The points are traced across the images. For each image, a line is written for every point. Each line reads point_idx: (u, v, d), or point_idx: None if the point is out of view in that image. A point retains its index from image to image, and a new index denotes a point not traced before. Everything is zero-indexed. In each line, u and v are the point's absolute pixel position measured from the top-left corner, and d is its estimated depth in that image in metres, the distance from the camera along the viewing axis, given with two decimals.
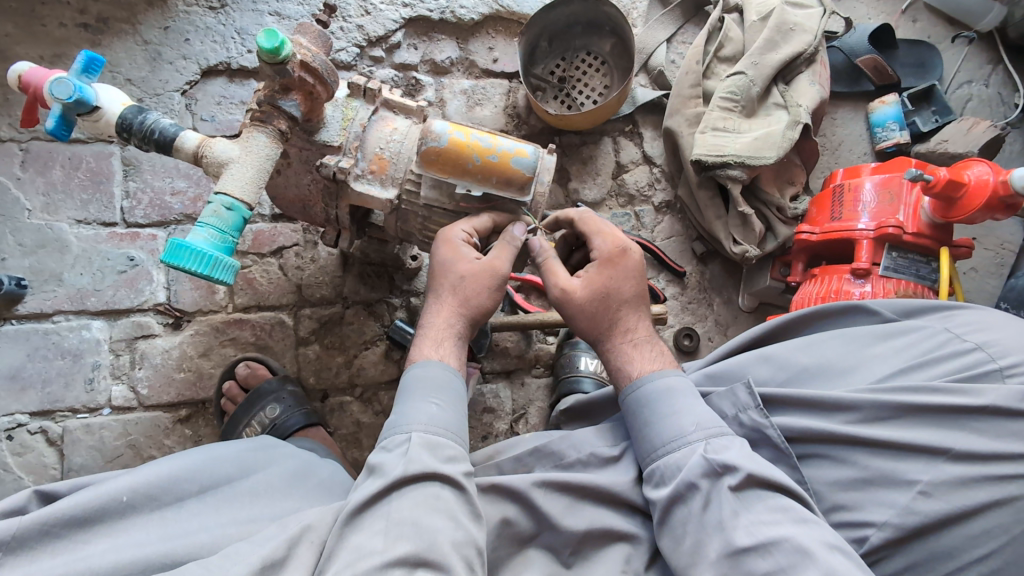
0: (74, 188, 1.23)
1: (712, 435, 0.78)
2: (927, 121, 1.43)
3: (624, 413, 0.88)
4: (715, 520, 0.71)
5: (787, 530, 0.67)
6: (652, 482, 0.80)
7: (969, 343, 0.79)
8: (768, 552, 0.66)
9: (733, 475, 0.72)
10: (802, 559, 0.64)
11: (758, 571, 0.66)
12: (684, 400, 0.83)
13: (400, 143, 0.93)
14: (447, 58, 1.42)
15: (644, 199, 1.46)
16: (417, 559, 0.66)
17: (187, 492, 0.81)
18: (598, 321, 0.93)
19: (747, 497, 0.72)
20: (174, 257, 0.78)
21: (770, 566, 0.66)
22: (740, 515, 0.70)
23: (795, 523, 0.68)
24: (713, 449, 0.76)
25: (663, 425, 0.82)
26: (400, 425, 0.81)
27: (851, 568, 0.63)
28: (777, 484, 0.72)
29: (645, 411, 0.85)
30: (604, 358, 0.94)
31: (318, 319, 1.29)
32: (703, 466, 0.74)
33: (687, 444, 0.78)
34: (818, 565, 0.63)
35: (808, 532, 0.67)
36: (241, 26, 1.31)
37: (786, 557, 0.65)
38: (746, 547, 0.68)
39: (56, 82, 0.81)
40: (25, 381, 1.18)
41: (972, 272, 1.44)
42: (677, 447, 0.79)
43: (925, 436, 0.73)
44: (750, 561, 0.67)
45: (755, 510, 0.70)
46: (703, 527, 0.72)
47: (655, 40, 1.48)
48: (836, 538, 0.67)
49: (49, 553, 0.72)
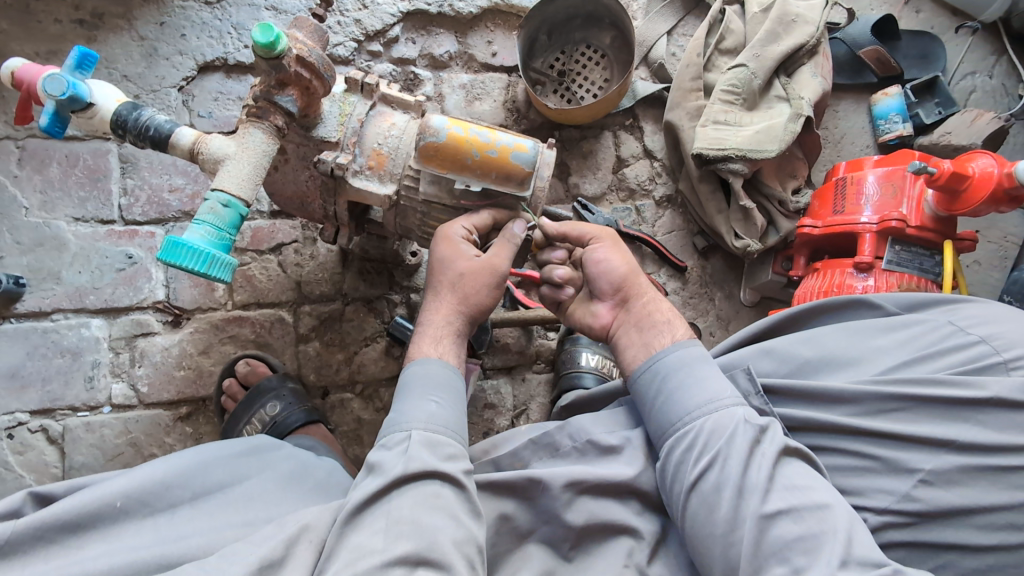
0: (71, 186, 1.23)
1: (744, 403, 0.78)
2: (931, 113, 1.41)
3: (651, 377, 0.85)
4: (755, 482, 0.70)
5: (820, 498, 0.68)
6: (681, 444, 0.77)
7: (973, 335, 0.78)
8: (799, 517, 0.67)
9: (772, 441, 0.73)
10: (833, 527, 0.65)
11: (791, 536, 0.66)
12: (712, 369, 0.83)
13: (397, 138, 0.92)
14: (446, 52, 1.41)
15: (645, 193, 1.45)
16: (417, 558, 0.66)
17: (180, 497, 0.81)
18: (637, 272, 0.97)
19: (780, 463, 0.72)
20: (171, 255, 0.78)
21: (804, 531, 0.66)
22: (775, 479, 0.70)
23: (824, 492, 0.70)
24: (752, 413, 0.76)
25: (699, 387, 0.80)
26: (398, 423, 0.80)
27: (868, 544, 0.65)
28: (802, 452, 0.74)
29: (677, 375, 0.83)
30: (637, 309, 0.94)
31: (318, 316, 1.28)
32: (747, 426, 0.74)
33: (726, 405, 0.77)
34: (847, 533, 0.65)
35: (835, 500, 0.69)
36: (238, 22, 1.30)
37: (818, 523, 0.66)
38: (776, 511, 0.68)
39: (49, 78, 0.80)
40: (24, 379, 1.17)
41: (975, 265, 1.44)
42: (715, 408, 0.77)
43: (928, 428, 0.73)
44: (784, 526, 0.67)
45: (789, 476, 0.71)
46: (741, 490, 0.70)
47: (655, 33, 1.46)
48: (850, 511, 0.69)
49: (42, 558, 0.72)
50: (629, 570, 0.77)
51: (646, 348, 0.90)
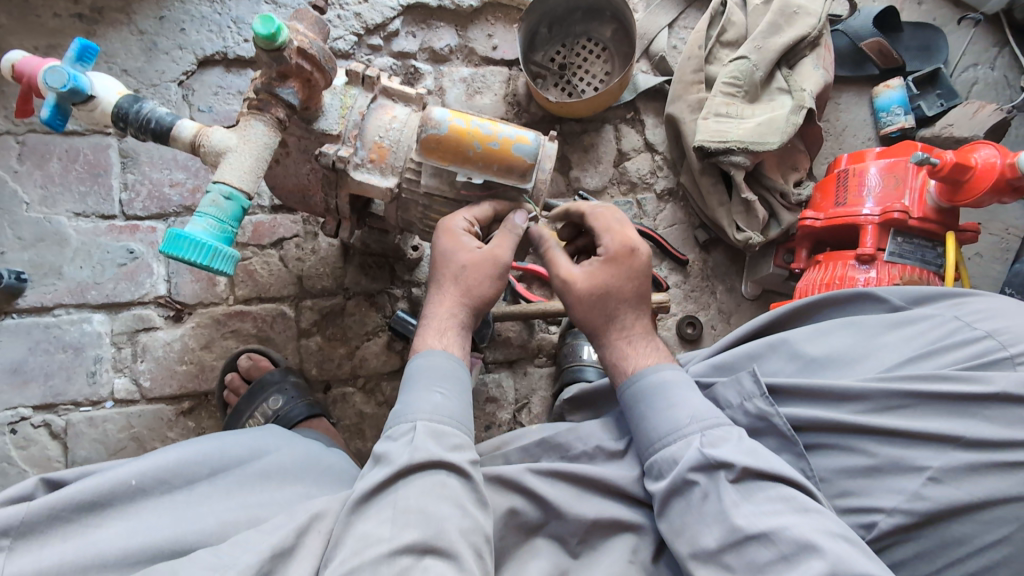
0: (72, 181, 1.23)
1: (710, 425, 0.77)
2: (933, 105, 1.41)
3: (622, 408, 0.88)
4: (714, 512, 0.71)
5: (789, 521, 0.67)
6: (651, 474, 0.80)
7: (978, 330, 0.78)
8: (769, 542, 0.66)
9: (730, 467, 0.72)
10: (802, 550, 0.64)
11: (760, 562, 0.66)
12: (682, 392, 0.82)
13: (399, 130, 0.92)
14: (446, 46, 1.40)
15: (646, 186, 1.44)
16: (424, 547, 0.66)
17: (197, 475, 0.81)
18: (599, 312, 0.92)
19: (746, 487, 0.71)
20: (174, 248, 0.77)
21: (772, 557, 0.65)
22: (740, 505, 0.70)
23: (796, 513, 0.68)
24: (708, 442, 0.75)
25: (659, 418, 0.81)
26: (405, 414, 0.80)
27: (856, 559, 0.62)
28: (778, 474, 0.71)
29: (640, 405, 0.84)
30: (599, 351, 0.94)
31: (320, 311, 1.28)
32: (699, 458, 0.74)
33: (683, 437, 0.78)
34: (820, 554, 0.63)
35: (811, 521, 0.66)
36: (237, 16, 1.30)
37: (788, 547, 0.65)
38: (746, 538, 0.67)
39: (50, 71, 0.80)
40: (27, 374, 1.17)
41: (977, 258, 1.43)
42: (674, 440, 0.78)
43: (934, 424, 0.72)
44: (752, 552, 0.67)
45: (756, 501, 0.70)
46: (704, 518, 0.71)
47: (656, 26, 1.46)
48: (840, 528, 0.67)
49: (60, 537, 0.72)
50: (635, 565, 0.77)
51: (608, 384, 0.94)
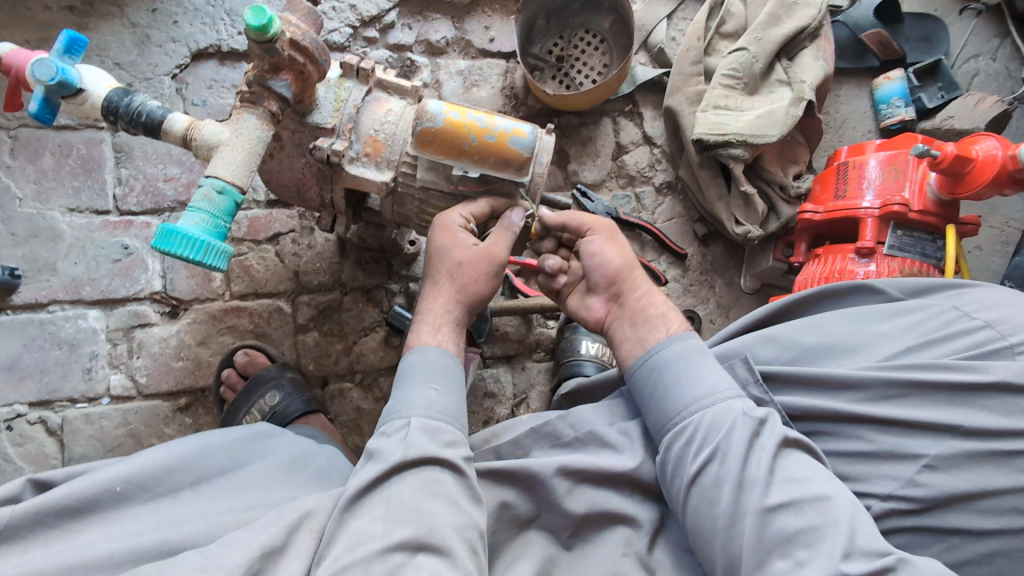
0: (65, 176, 1.21)
1: (742, 395, 0.77)
2: (933, 98, 1.41)
3: (647, 371, 0.84)
4: (754, 476, 0.69)
5: (820, 489, 0.67)
6: (681, 439, 0.76)
7: (978, 320, 0.78)
8: (800, 511, 0.66)
9: (772, 433, 0.72)
10: (835, 517, 0.65)
11: (791, 530, 0.65)
12: (710, 360, 0.82)
13: (394, 124, 0.91)
14: (443, 39, 1.39)
15: (644, 180, 1.43)
16: (417, 544, 0.66)
17: (181, 482, 0.80)
18: (633, 266, 0.96)
19: (782, 455, 0.71)
20: (165, 243, 0.77)
21: (806, 523, 0.65)
22: (777, 472, 0.69)
23: (826, 484, 0.68)
24: (751, 406, 0.75)
25: (696, 382, 0.79)
26: (397, 411, 0.80)
27: (871, 531, 0.65)
28: (802, 443, 0.73)
29: (671, 370, 0.82)
30: (633, 304, 0.93)
31: (317, 306, 1.27)
32: (742, 421, 0.73)
33: (723, 399, 0.76)
34: (850, 522, 0.64)
35: (837, 491, 0.67)
36: (230, 8, 1.28)
37: (818, 515, 0.65)
38: (777, 505, 0.66)
39: (37, 63, 0.79)
40: (22, 371, 1.17)
41: (977, 250, 1.43)
42: (712, 403, 0.76)
43: (933, 413, 0.72)
44: (783, 519, 0.66)
45: (790, 467, 0.70)
46: (742, 483, 0.69)
47: (655, 17, 1.45)
48: (856, 503, 0.68)
49: (42, 543, 0.72)
50: (628, 559, 0.77)
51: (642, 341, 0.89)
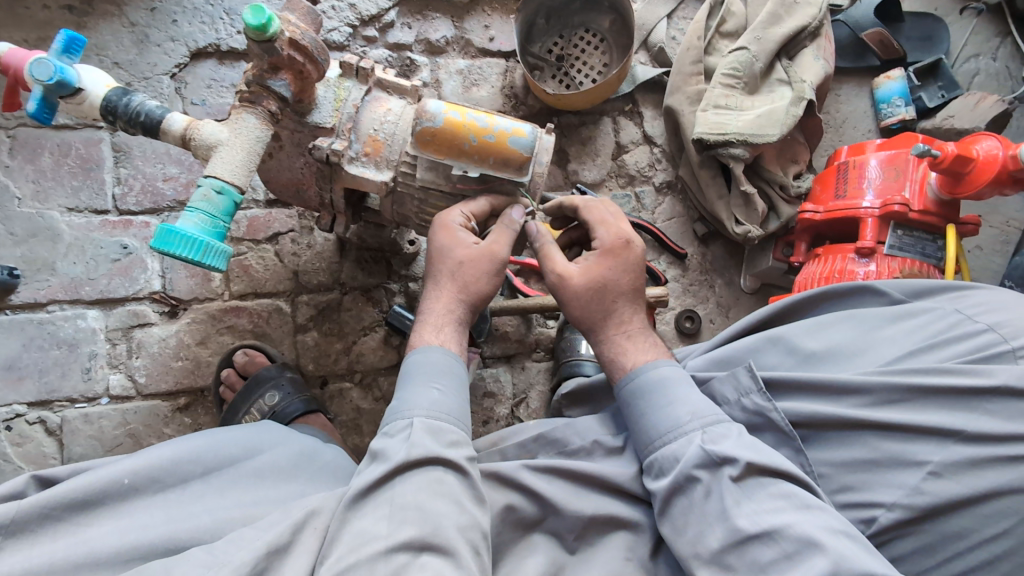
0: (64, 175, 1.21)
1: (708, 423, 0.76)
2: (934, 96, 1.40)
3: (622, 402, 0.86)
4: (716, 511, 0.70)
5: (790, 519, 0.66)
6: (652, 472, 0.79)
7: (980, 323, 0.77)
8: (772, 541, 0.66)
9: (732, 465, 0.71)
10: (810, 546, 0.63)
11: (763, 560, 0.65)
12: (682, 389, 0.81)
13: (394, 124, 0.90)
14: (442, 38, 1.39)
15: (644, 179, 1.43)
16: (421, 544, 0.66)
17: (192, 472, 0.80)
18: (597, 311, 0.91)
19: (746, 486, 0.70)
20: (164, 243, 0.76)
21: (775, 555, 0.65)
22: (741, 504, 0.69)
23: (798, 511, 0.67)
24: (709, 438, 0.74)
25: (660, 415, 0.80)
26: (400, 411, 0.80)
27: (859, 555, 0.62)
28: (782, 469, 0.70)
29: (642, 400, 0.83)
30: (596, 349, 0.92)
31: (316, 306, 1.27)
32: (701, 456, 0.73)
33: (683, 434, 0.77)
34: (829, 549, 0.62)
35: (814, 518, 0.66)
36: (229, 7, 1.28)
37: (793, 544, 0.64)
38: (748, 537, 0.67)
39: (36, 62, 0.79)
40: (21, 371, 1.16)
41: (977, 250, 1.42)
42: (675, 437, 0.77)
43: (936, 418, 0.72)
44: (754, 551, 0.66)
45: (757, 498, 0.69)
46: (706, 516, 0.71)
47: (655, 16, 1.44)
48: (841, 523, 0.66)
49: (50, 536, 0.71)
50: (631, 563, 0.77)
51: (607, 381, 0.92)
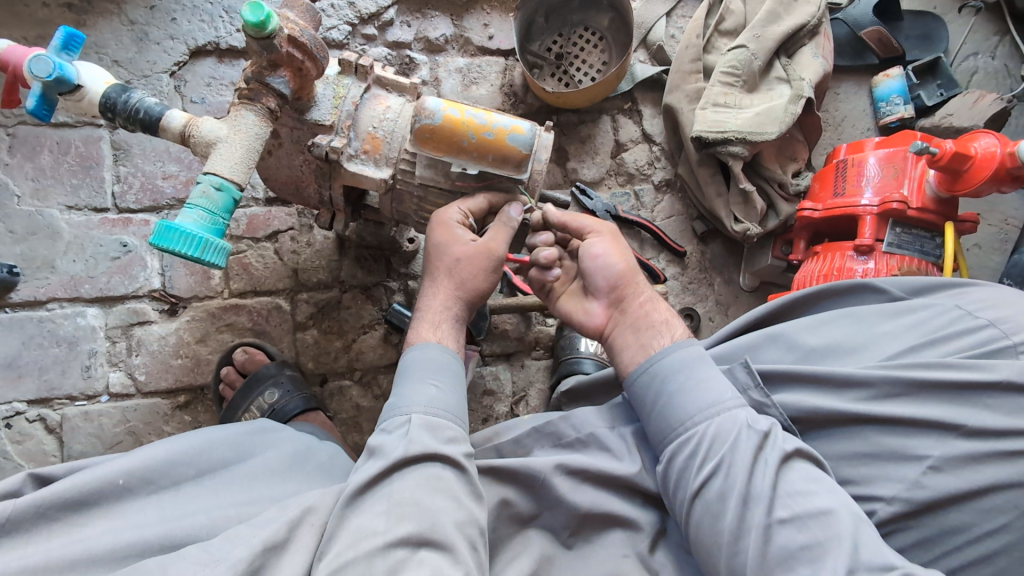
0: (63, 173, 1.21)
1: (747, 404, 0.77)
2: (932, 95, 1.40)
3: (649, 379, 0.83)
4: (760, 490, 0.69)
5: (825, 502, 0.67)
6: (687, 450, 0.75)
7: (981, 319, 0.78)
8: (806, 526, 0.66)
9: (777, 445, 0.72)
10: (838, 533, 0.64)
11: (795, 545, 0.65)
12: (716, 369, 0.81)
13: (393, 121, 0.91)
14: (442, 36, 1.39)
15: (643, 177, 1.43)
16: (419, 539, 0.66)
17: (184, 475, 0.80)
18: (637, 272, 0.95)
19: (786, 467, 0.71)
20: (163, 240, 0.77)
21: (811, 538, 0.65)
22: (781, 485, 0.69)
23: (829, 494, 0.68)
24: (754, 417, 0.75)
25: (698, 392, 0.78)
26: (398, 408, 0.80)
27: (877, 542, 0.64)
28: (805, 453, 0.72)
29: (678, 376, 0.81)
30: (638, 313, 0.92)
31: (316, 303, 1.27)
32: (746, 433, 0.73)
33: (727, 410, 0.76)
34: (853, 538, 0.64)
35: (840, 501, 0.67)
36: (228, 5, 1.28)
37: (823, 530, 0.65)
38: (784, 521, 0.67)
39: (35, 59, 0.79)
40: (21, 369, 1.16)
41: (976, 248, 1.43)
42: (717, 414, 0.76)
43: (935, 411, 0.72)
44: (789, 535, 0.66)
45: (793, 481, 0.69)
46: (745, 496, 0.69)
47: (655, 14, 1.45)
48: (858, 509, 0.68)
49: (45, 536, 0.71)
50: (629, 560, 0.77)
51: (646, 348, 0.88)
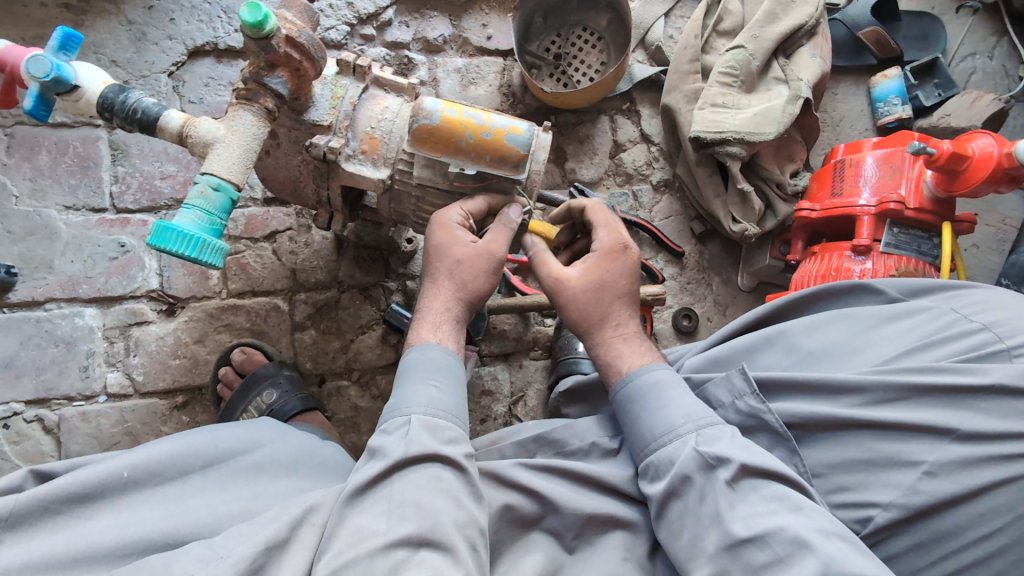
0: (62, 173, 1.21)
1: (702, 425, 0.76)
2: (930, 95, 1.40)
3: (616, 406, 0.86)
4: (711, 514, 0.70)
5: (784, 521, 0.66)
6: (647, 475, 0.79)
7: (976, 323, 0.78)
8: (766, 544, 0.66)
9: (727, 467, 0.71)
10: (798, 550, 0.64)
11: (757, 563, 0.65)
12: (674, 391, 0.82)
13: (390, 121, 0.91)
14: (440, 36, 1.39)
15: (642, 177, 1.43)
16: (420, 539, 0.66)
17: (191, 466, 0.80)
18: (593, 310, 0.91)
19: (742, 488, 0.70)
20: (161, 240, 0.77)
21: (769, 558, 0.65)
22: (737, 507, 0.69)
23: (791, 513, 0.67)
24: (704, 440, 0.74)
25: (653, 418, 0.80)
26: (399, 408, 0.80)
27: (851, 558, 0.62)
28: (770, 471, 0.70)
29: (636, 404, 0.83)
30: (593, 351, 0.92)
31: (314, 304, 1.27)
32: (696, 459, 0.73)
33: (679, 436, 0.77)
34: (817, 553, 0.63)
35: (805, 520, 0.66)
36: (228, 5, 1.28)
37: (784, 548, 0.65)
38: (743, 539, 0.67)
39: (32, 59, 0.79)
40: (18, 370, 1.16)
41: (973, 249, 1.43)
42: (669, 440, 0.77)
43: (932, 416, 0.72)
44: (749, 553, 0.66)
45: (751, 502, 0.69)
46: (700, 520, 0.71)
47: (653, 15, 1.45)
48: (834, 525, 0.66)
49: (49, 529, 0.71)
50: (628, 563, 0.76)
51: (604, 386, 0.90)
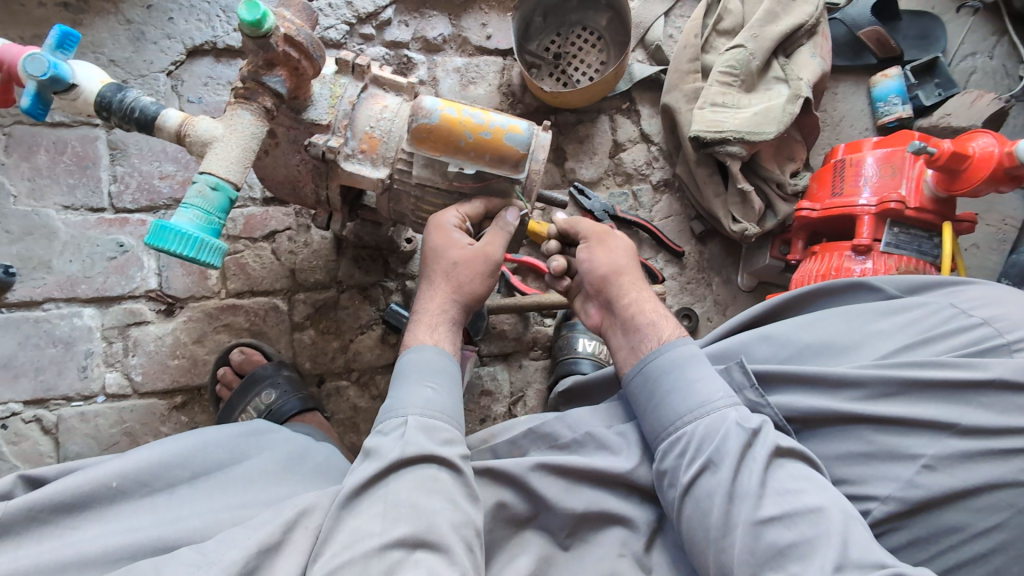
0: (60, 173, 1.21)
1: (737, 405, 0.77)
2: (930, 95, 1.39)
3: (643, 380, 0.84)
4: (745, 488, 0.69)
5: (814, 500, 0.66)
6: (672, 451, 0.76)
7: (975, 318, 0.77)
8: (792, 523, 0.65)
9: (768, 443, 0.71)
10: (826, 530, 0.64)
11: (781, 542, 0.65)
12: (705, 369, 0.81)
13: (390, 120, 0.91)
14: (439, 36, 1.38)
15: (642, 177, 1.43)
16: (415, 541, 0.66)
17: (180, 477, 0.80)
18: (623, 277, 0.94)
19: (774, 466, 0.70)
20: (159, 239, 0.76)
21: (795, 537, 0.64)
22: (768, 483, 0.69)
23: (819, 493, 0.68)
24: (745, 416, 0.74)
25: (687, 392, 0.79)
26: (395, 409, 0.79)
27: (869, 543, 0.63)
28: (797, 452, 0.72)
29: (667, 377, 0.82)
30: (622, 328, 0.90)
31: (313, 304, 1.27)
32: (738, 432, 0.72)
33: (716, 410, 0.76)
34: (843, 534, 0.63)
35: (832, 501, 0.67)
36: (226, 4, 1.28)
37: (810, 528, 0.64)
38: (769, 517, 0.66)
39: (30, 58, 0.79)
40: (16, 370, 1.16)
41: (973, 248, 1.43)
42: (704, 414, 0.76)
43: (931, 411, 0.72)
44: (775, 532, 0.65)
45: (781, 477, 0.69)
46: (733, 495, 0.69)
47: (652, 14, 1.44)
48: (851, 509, 0.67)
49: (37, 538, 0.71)
50: (624, 560, 0.77)
51: (631, 356, 0.89)
